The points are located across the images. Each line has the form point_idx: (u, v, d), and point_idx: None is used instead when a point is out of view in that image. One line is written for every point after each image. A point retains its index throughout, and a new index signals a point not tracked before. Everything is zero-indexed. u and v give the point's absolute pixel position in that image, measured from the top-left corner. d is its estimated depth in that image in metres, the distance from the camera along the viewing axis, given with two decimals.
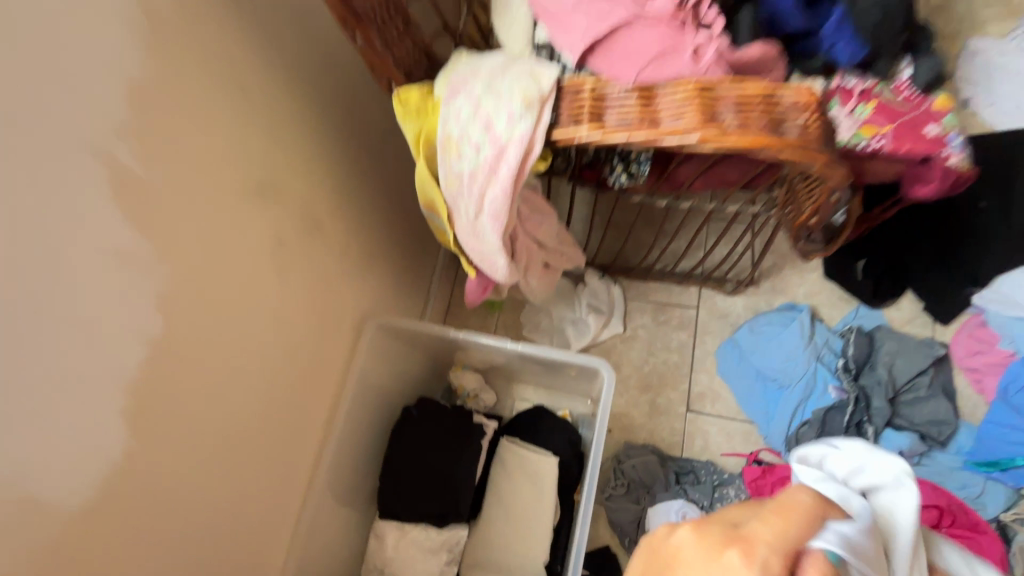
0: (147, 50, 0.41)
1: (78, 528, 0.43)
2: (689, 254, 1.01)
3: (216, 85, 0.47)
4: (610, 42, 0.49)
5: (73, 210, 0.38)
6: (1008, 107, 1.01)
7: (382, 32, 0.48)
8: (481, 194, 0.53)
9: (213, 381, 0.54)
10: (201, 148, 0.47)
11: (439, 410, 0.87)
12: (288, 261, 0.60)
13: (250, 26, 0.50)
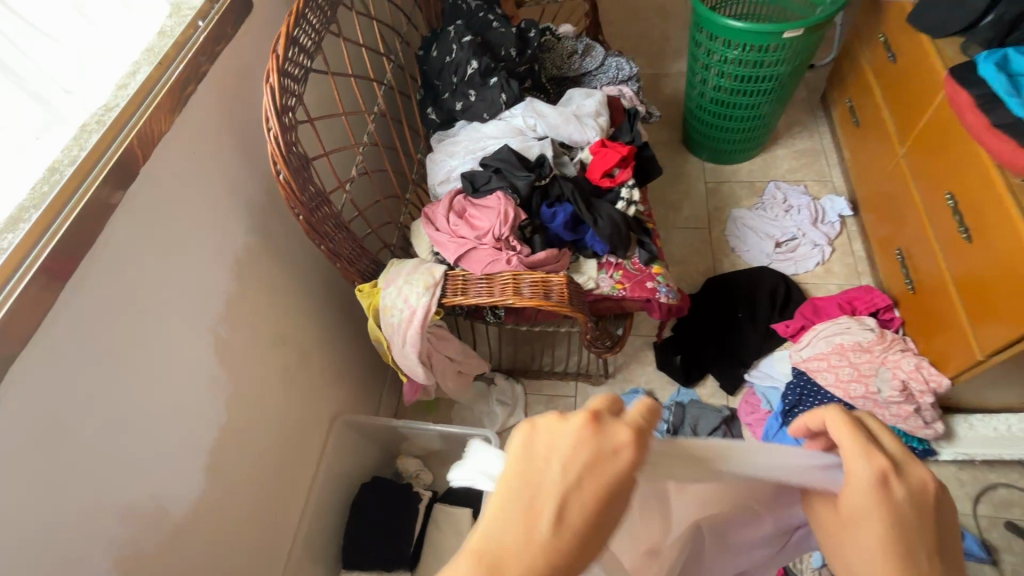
0: (223, 281, 0.84)
1: (167, 541, 0.76)
2: (564, 358, 1.47)
3: (253, 290, 0.91)
4: (469, 256, 0.97)
5: (185, 363, 0.78)
6: (756, 251, 1.58)
7: (352, 261, 0.96)
8: (405, 334, 0.96)
9: (242, 457, 0.90)
10: (244, 323, 0.89)
11: (385, 482, 1.20)
12: (286, 381, 0.99)
13: (270, 258, 0.95)
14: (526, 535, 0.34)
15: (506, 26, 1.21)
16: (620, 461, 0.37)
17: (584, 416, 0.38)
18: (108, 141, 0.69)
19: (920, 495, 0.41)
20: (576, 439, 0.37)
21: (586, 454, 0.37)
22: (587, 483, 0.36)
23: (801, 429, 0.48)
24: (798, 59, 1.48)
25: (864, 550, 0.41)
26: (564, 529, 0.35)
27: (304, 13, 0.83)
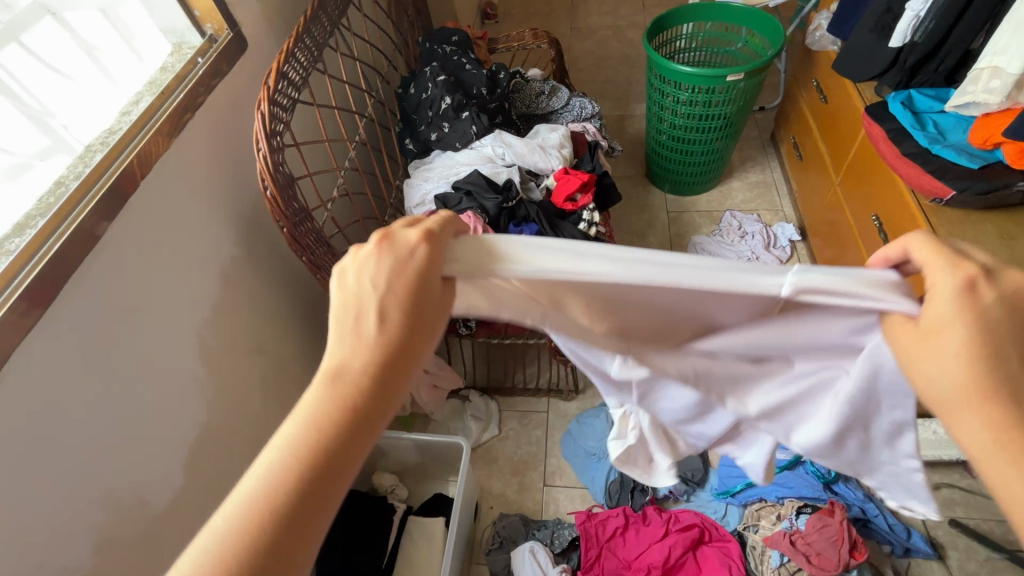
0: (206, 291, 0.91)
1: (139, 537, 0.79)
2: (537, 375, 1.53)
3: (234, 301, 0.97)
4: None
5: (168, 364, 0.83)
6: None
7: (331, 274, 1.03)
8: None
9: (217, 461, 0.93)
10: (223, 331, 0.94)
11: (362, 494, 1.24)
12: (263, 390, 1.04)
13: (251, 271, 1.02)
14: (360, 335, 0.41)
15: (478, 68, 1.35)
16: (424, 261, 0.42)
17: (374, 237, 0.43)
18: (112, 158, 0.77)
19: (1012, 298, 0.38)
20: (382, 250, 0.43)
21: (389, 263, 0.42)
22: (395, 283, 0.42)
23: (880, 261, 0.44)
24: (743, 100, 1.64)
25: (946, 359, 0.38)
26: (389, 324, 0.41)
27: (294, 52, 0.94)
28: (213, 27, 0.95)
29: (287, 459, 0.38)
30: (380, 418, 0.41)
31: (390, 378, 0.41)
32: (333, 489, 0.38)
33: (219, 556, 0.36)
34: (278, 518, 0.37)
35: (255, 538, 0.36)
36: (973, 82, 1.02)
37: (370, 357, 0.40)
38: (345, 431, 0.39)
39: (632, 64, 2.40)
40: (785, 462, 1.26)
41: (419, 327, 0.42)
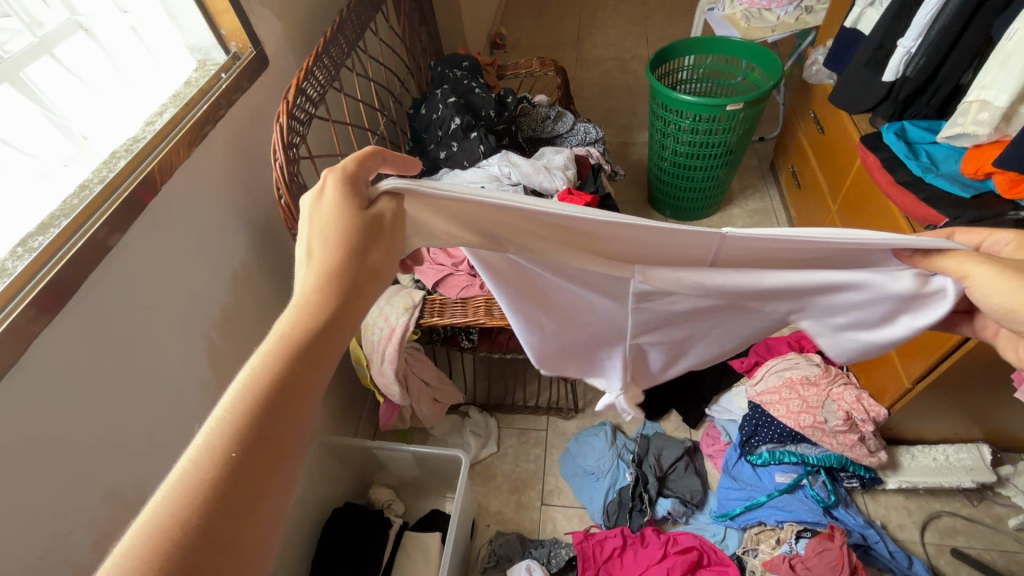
0: (214, 297, 0.93)
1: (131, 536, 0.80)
2: (537, 393, 1.53)
3: (238, 308, 0.99)
4: (445, 280, 1.08)
5: (174, 366, 0.85)
6: None
7: None
8: (383, 350, 1.04)
9: None
10: (227, 337, 0.97)
11: (361, 507, 1.23)
12: None
13: (257, 280, 1.04)
14: (306, 271, 0.47)
15: (487, 92, 1.40)
16: (349, 203, 0.51)
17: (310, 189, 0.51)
18: (134, 165, 0.79)
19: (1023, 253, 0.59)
20: (313, 203, 0.50)
21: (321, 210, 0.50)
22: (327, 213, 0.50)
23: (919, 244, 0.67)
24: (743, 129, 1.69)
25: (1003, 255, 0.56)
26: (331, 252, 0.48)
27: (313, 71, 0.99)
28: (237, 45, 1.01)
29: (249, 389, 0.40)
30: (336, 336, 0.45)
31: (340, 296, 0.46)
32: (301, 405, 0.41)
33: (181, 505, 0.34)
34: (246, 443, 0.38)
35: (220, 475, 0.36)
36: (963, 114, 1.06)
37: (318, 282, 0.46)
38: (304, 349, 0.43)
39: (635, 94, 2.48)
40: (784, 485, 1.26)
41: (356, 252, 0.49)
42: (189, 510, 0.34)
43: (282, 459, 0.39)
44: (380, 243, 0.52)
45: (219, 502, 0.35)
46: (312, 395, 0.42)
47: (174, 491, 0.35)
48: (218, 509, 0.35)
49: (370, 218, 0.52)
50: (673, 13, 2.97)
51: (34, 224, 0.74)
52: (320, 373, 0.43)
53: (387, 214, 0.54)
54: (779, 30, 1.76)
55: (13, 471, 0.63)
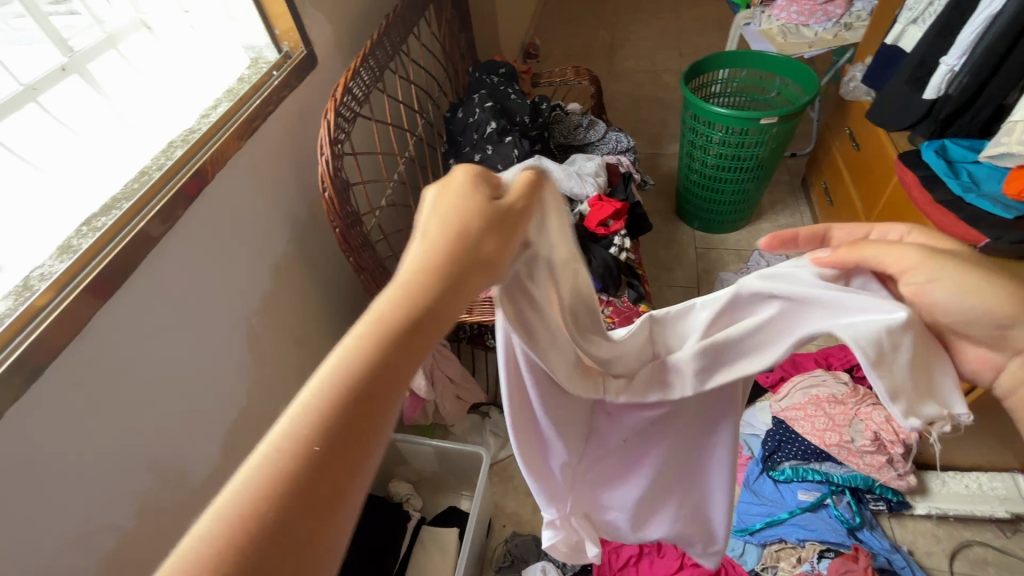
0: (255, 284, 0.97)
1: (167, 508, 0.82)
2: None
3: (276, 297, 1.03)
4: None
5: (216, 347, 0.89)
6: None
7: (376, 279, 1.10)
8: None
9: (244, 446, 0.97)
10: (265, 323, 1.00)
11: (381, 500, 1.26)
12: (292, 384, 1.09)
13: (295, 271, 1.08)
14: (411, 258, 0.41)
15: (522, 98, 1.43)
16: (482, 189, 0.44)
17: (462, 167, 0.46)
18: (190, 154, 0.83)
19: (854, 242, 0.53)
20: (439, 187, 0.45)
21: (449, 193, 0.44)
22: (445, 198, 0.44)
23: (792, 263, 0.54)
24: (776, 143, 1.68)
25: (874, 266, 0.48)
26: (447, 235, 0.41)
27: (359, 71, 1.03)
28: (289, 45, 1.05)
29: (337, 377, 0.34)
30: (423, 341, 0.38)
31: (438, 295, 0.39)
32: (381, 409, 0.34)
33: (266, 482, 0.30)
34: (319, 446, 0.32)
35: (293, 479, 0.31)
36: (1008, 133, 1.05)
37: (418, 273, 0.39)
38: (391, 343, 0.36)
39: (666, 106, 2.48)
40: (807, 503, 1.24)
41: (470, 248, 0.41)
42: (254, 515, 0.30)
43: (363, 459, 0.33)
44: (501, 245, 0.43)
45: (285, 508, 0.30)
46: (393, 398, 0.35)
47: (242, 482, 0.30)
48: (288, 515, 0.30)
49: (502, 212, 0.44)
50: (707, 27, 2.98)
51: (92, 209, 0.78)
52: (404, 377, 0.36)
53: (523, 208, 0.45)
54: (815, 46, 1.75)
55: (72, 435, 0.67)
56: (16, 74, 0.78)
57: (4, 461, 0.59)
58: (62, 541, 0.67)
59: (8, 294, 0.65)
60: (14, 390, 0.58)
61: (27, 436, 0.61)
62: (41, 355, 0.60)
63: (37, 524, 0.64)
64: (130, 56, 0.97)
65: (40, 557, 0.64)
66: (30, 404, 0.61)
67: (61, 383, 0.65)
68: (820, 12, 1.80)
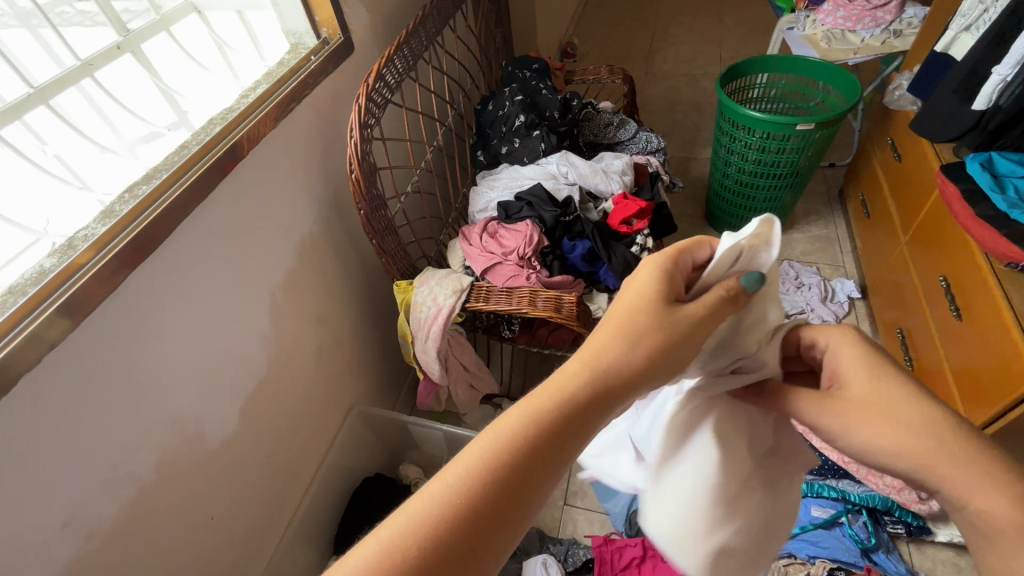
0: (279, 261, 1.00)
1: (185, 469, 0.86)
2: None
3: (300, 277, 1.06)
4: (492, 269, 1.12)
5: (239, 319, 0.93)
6: None
7: (396, 263, 1.13)
8: (427, 328, 1.08)
9: (259, 416, 1.01)
10: (288, 299, 1.04)
11: (388, 479, 1.28)
12: (309, 361, 1.12)
13: (319, 252, 1.11)
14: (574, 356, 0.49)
15: (553, 94, 1.44)
16: (666, 278, 0.53)
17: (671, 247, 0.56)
18: (227, 131, 0.86)
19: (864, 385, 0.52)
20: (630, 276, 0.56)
21: (623, 297, 0.52)
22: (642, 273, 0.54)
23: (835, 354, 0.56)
24: (815, 151, 1.63)
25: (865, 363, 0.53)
26: (618, 320, 0.50)
27: (393, 59, 1.05)
28: (328, 31, 1.08)
29: (517, 433, 0.43)
30: (571, 437, 0.45)
31: (605, 382, 0.47)
32: (532, 480, 0.42)
33: (450, 497, 0.40)
34: (474, 508, 0.40)
35: (458, 513, 0.40)
36: None
37: (586, 356, 0.49)
38: (561, 427, 0.44)
39: (702, 110, 2.45)
40: (821, 519, 1.20)
41: (637, 336, 0.49)
42: (436, 520, 0.39)
43: (519, 502, 0.42)
44: (675, 335, 0.50)
45: (456, 541, 0.39)
46: (544, 482, 0.43)
47: (422, 502, 0.40)
48: (459, 546, 0.39)
49: (682, 311, 0.51)
50: (750, 32, 2.91)
51: (136, 178, 0.81)
52: (566, 462, 0.44)
53: (705, 308, 0.52)
54: (861, 53, 1.69)
55: (96, 389, 0.70)
56: (77, 51, 0.84)
57: (38, 403, 0.64)
58: (89, 484, 0.71)
59: (53, 252, 0.69)
60: (53, 336, 0.62)
61: (61, 381, 0.66)
62: (79, 308, 0.65)
63: (67, 464, 0.68)
64: (182, 40, 1.01)
65: (68, 495, 0.69)
66: (66, 351, 0.66)
67: (91, 338, 0.69)
68: (868, 18, 1.72)
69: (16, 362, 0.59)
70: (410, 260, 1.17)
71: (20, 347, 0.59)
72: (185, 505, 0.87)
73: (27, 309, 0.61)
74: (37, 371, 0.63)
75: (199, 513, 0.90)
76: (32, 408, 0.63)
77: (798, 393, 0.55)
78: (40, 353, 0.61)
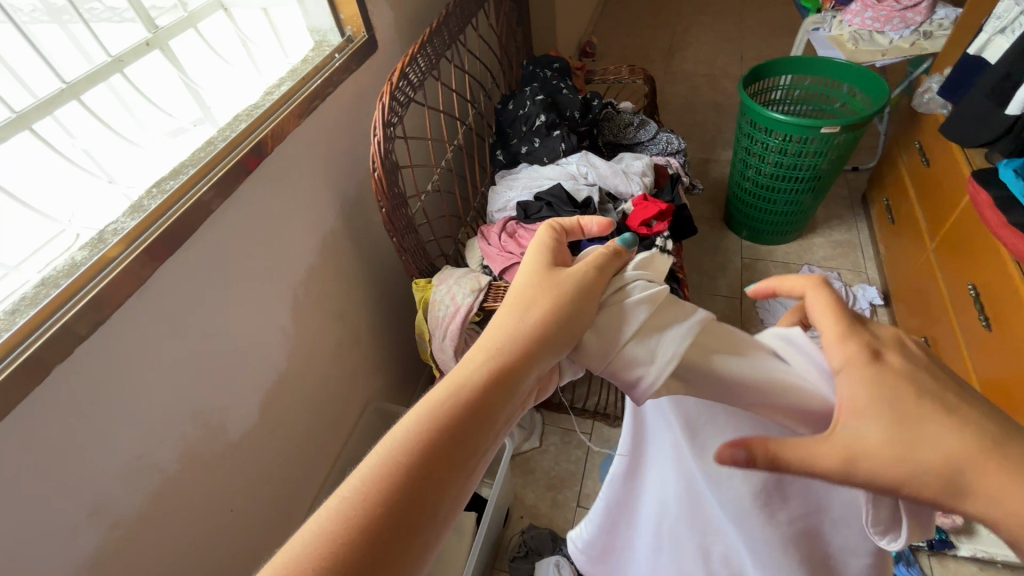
0: (301, 258, 1.01)
1: (204, 462, 0.87)
2: (588, 397, 1.52)
3: (320, 274, 1.07)
4: (510, 269, 1.12)
5: (261, 314, 0.94)
6: None
7: (416, 261, 1.13)
8: (446, 327, 1.08)
9: (278, 410, 1.02)
10: (308, 295, 1.05)
11: None
12: (327, 358, 1.13)
13: (340, 249, 1.12)
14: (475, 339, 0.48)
15: (574, 94, 1.43)
16: (549, 253, 0.54)
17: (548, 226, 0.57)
18: (253, 128, 0.87)
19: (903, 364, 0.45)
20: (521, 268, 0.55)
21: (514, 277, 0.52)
22: (528, 254, 0.54)
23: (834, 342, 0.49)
24: (838, 155, 1.59)
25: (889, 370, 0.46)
26: (511, 299, 0.50)
27: (416, 57, 1.05)
28: (352, 29, 1.09)
29: (418, 421, 0.42)
30: (477, 417, 0.42)
31: (508, 357, 0.45)
32: (437, 467, 0.40)
33: (358, 502, 0.38)
34: (382, 510, 0.37)
35: (364, 516, 0.37)
36: None
37: (484, 341, 0.47)
38: (463, 409, 0.42)
39: (722, 111, 2.43)
40: None
41: (530, 309, 0.48)
42: (347, 528, 0.37)
43: (429, 494, 0.39)
44: (568, 300, 0.49)
45: (366, 544, 0.36)
46: (452, 470, 0.40)
47: (318, 520, 0.37)
48: (369, 557, 0.36)
49: (568, 274, 0.50)
50: (773, 33, 2.87)
51: (161, 172, 0.82)
52: (475, 445, 0.41)
53: (586, 266, 0.51)
54: (890, 55, 1.65)
55: (124, 380, 0.72)
56: (107, 47, 0.85)
57: (68, 394, 0.65)
58: (115, 473, 0.73)
59: (85, 245, 0.70)
60: (84, 328, 0.63)
61: (89, 371, 0.67)
62: (109, 301, 0.66)
63: (94, 454, 0.70)
64: (208, 36, 1.03)
65: (95, 483, 0.70)
66: (96, 344, 0.67)
67: (120, 330, 0.70)
68: (898, 19, 1.68)
69: (49, 353, 0.60)
70: (428, 259, 1.17)
71: (53, 338, 0.60)
72: (205, 496, 0.88)
73: (60, 302, 0.63)
74: (69, 361, 0.64)
75: (219, 505, 0.91)
76: (64, 398, 0.65)
77: (822, 326, 0.47)
78: (72, 345, 0.62)
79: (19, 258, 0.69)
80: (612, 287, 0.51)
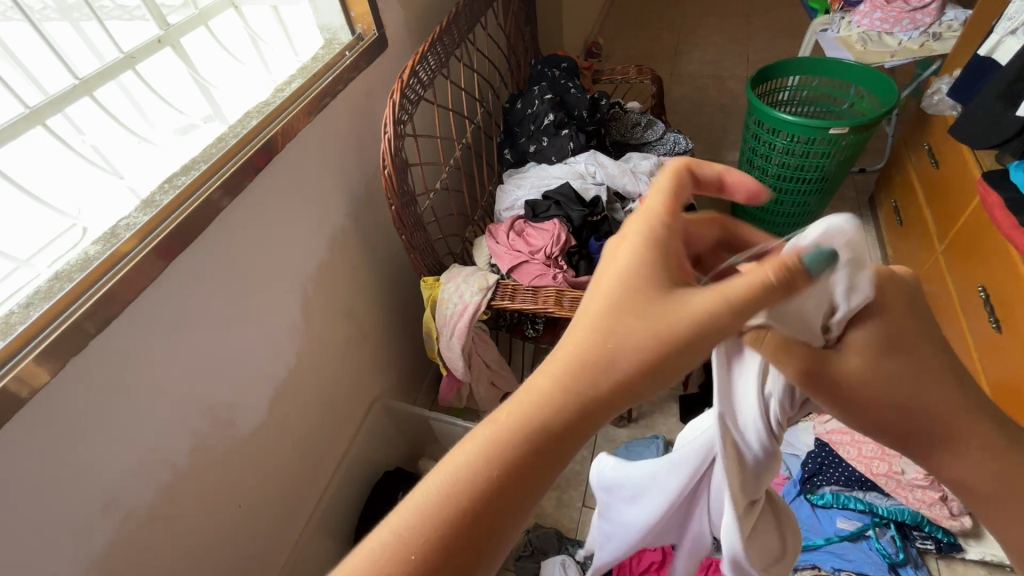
0: (310, 254, 1.01)
1: (212, 458, 0.87)
2: None
3: (328, 272, 1.07)
4: (518, 268, 1.12)
5: (269, 311, 0.94)
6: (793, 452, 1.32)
7: (424, 259, 1.13)
8: (453, 324, 1.08)
9: (286, 407, 1.02)
10: (316, 293, 1.05)
11: (408, 476, 1.28)
12: (334, 355, 1.13)
13: (349, 247, 1.12)
14: (560, 343, 0.46)
15: (582, 93, 1.43)
16: (662, 241, 0.47)
17: (662, 176, 0.49)
18: (264, 125, 0.87)
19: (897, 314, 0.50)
20: (615, 242, 0.49)
21: (613, 263, 0.47)
22: (635, 238, 0.47)
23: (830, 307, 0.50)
24: (847, 156, 1.59)
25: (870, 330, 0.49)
26: (607, 303, 0.45)
27: (426, 56, 1.06)
28: (363, 27, 1.09)
29: (494, 444, 0.42)
30: (555, 444, 0.42)
31: (591, 371, 0.43)
32: (515, 509, 0.41)
33: (426, 518, 0.41)
34: (449, 533, 0.40)
35: (434, 532, 0.40)
36: None
37: (563, 362, 0.44)
38: (542, 440, 0.42)
39: (729, 112, 2.42)
40: (847, 532, 1.18)
41: (632, 327, 0.44)
42: (415, 539, 0.40)
43: (497, 520, 0.41)
44: (682, 336, 0.43)
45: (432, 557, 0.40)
46: (525, 496, 0.41)
47: (384, 532, 0.41)
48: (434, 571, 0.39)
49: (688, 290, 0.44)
50: (780, 34, 2.86)
51: (171, 168, 0.82)
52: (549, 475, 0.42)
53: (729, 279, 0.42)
54: (899, 56, 1.64)
55: (134, 376, 0.72)
56: (119, 44, 0.86)
57: (80, 389, 0.65)
58: (124, 469, 0.73)
59: (97, 240, 0.70)
60: (96, 322, 0.64)
61: (100, 366, 0.67)
62: (120, 296, 0.66)
63: (105, 447, 0.70)
64: (218, 33, 1.03)
65: (105, 478, 0.71)
66: (107, 339, 0.67)
67: (131, 326, 0.70)
68: (907, 20, 1.67)
69: (61, 348, 0.60)
70: (436, 257, 1.17)
71: (66, 332, 0.60)
72: (213, 493, 0.88)
73: (72, 298, 0.63)
74: (80, 356, 0.64)
75: (226, 502, 0.92)
76: (77, 392, 0.65)
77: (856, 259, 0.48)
78: (85, 339, 0.63)
79: (29, 253, 0.69)
80: (763, 300, 0.41)
